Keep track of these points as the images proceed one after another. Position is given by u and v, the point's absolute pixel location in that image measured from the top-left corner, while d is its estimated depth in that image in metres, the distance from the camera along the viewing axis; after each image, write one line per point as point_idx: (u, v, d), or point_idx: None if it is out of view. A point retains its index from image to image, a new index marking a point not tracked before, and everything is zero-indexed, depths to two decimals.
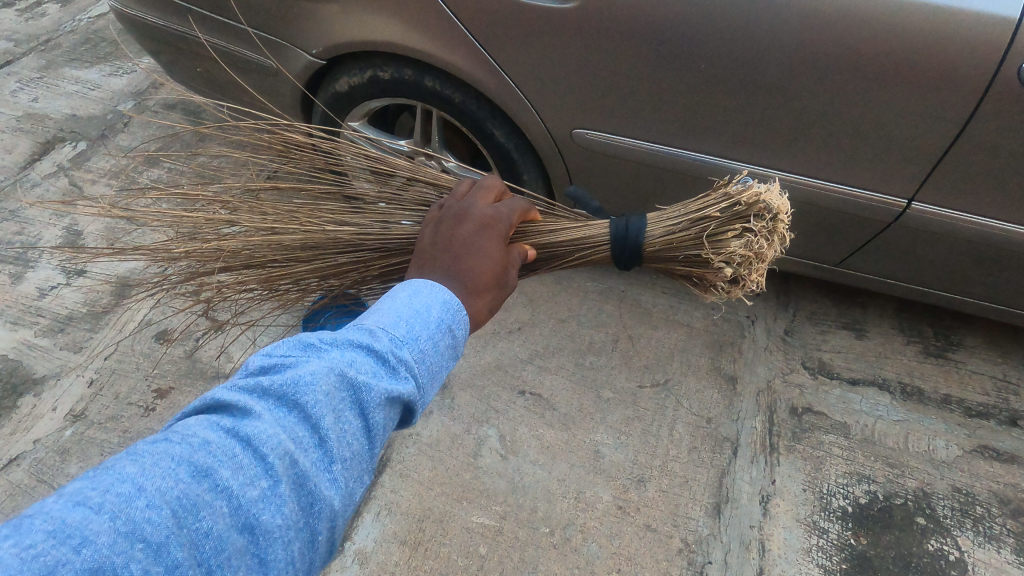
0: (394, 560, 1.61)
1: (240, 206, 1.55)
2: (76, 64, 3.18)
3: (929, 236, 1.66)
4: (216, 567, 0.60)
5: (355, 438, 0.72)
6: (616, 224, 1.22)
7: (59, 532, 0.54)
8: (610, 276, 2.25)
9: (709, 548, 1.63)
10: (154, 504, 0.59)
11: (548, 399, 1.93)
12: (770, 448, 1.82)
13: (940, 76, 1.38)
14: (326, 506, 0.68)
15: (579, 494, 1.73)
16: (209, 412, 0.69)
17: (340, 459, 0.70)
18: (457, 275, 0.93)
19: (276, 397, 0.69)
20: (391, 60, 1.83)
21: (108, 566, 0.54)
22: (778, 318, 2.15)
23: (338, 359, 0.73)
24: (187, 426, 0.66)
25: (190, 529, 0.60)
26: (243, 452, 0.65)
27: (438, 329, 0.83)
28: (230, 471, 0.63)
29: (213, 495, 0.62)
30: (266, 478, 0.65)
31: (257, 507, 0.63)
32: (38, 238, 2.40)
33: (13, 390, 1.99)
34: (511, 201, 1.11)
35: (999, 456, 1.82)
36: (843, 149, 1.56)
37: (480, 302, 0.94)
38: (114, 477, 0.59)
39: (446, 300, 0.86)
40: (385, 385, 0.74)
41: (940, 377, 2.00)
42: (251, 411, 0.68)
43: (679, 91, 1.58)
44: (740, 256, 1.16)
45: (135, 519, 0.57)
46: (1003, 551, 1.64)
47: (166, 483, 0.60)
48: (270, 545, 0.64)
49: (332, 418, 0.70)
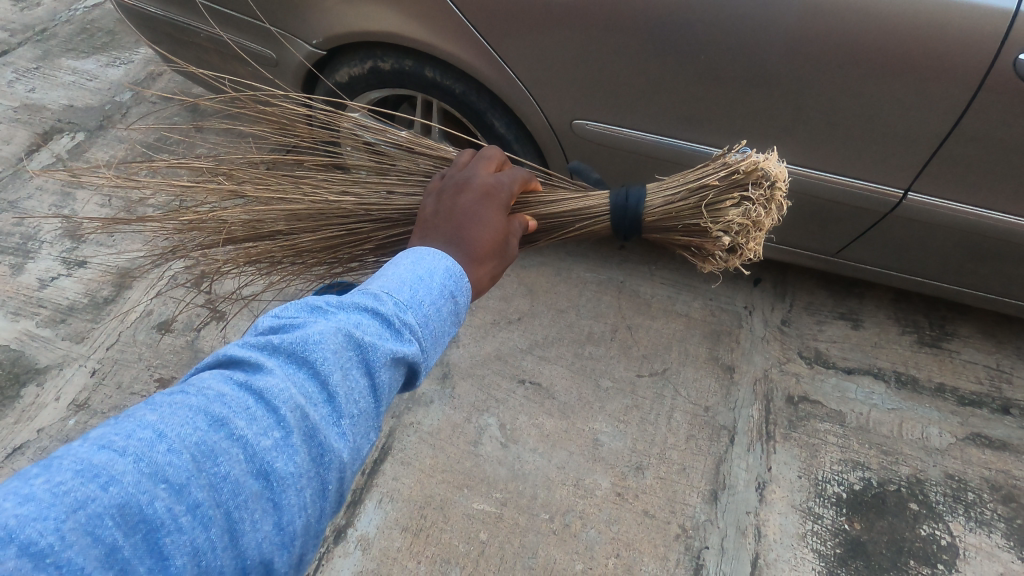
0: (396, 545, 1.63)
1: (244, 179, 1.57)
2: (73, 54, 3.17)
3: (925, 225, 1.68)
4: (233, 509, 0.62)
5: (363, 396, 0.73)
6: (617, 195, 1.26)
7: (87, 471, 0.57)
8: (609, 266, 2.27)
9: (706, 533, 1.66)
10: (175, 448, 0.61)
11: (547, 389, 1.95)
12: (766, 436, 1.85)
13: (938, 69, 1.39)
14: (336, 458, 0.69)
15: (578, 481, 1.75)
16: (222, 367, 0.71)
17: (348, 414, 0.71)
18: (459, 244, 0.94)
19: (286, 354, 0.71)
20: (392, 50, 1.83)
21: (134, 502, 0.57)
22: (775, 308, 2.17)
23: (344, 321, 0.75)
24: (202, 380, 0.68)
25: (209, 473, 0.62)
26: (255, 404, 0.67)
27: (441, 295, 0.85)
28: (244, 421, 0.65)
29: (229, 442, 0.64)
30: (278, 429, 0.66)
31: (270, 455, 0.65)
32: (38, 229, 2.40)
33: (16, 380, 2.00)
34: (512, 173, 1.13)
35: (991, 443, 1.85)
36: (841, 140, 1.57)
37: (482, 270, 0.95)
38: (135, 424, 0.62)
39: (449, 266, 0.88)
40: (389, 345, 0.76)
41: (935, 366, 2.02)
42: (263, 367, 0.70)
43: (679, 82, 1.59)
44: (738, 224, 1.18)
45: (158, 461, 0.60)
46: (994, 536, 1.67)
47: (184, 429, 0.63)
48: (284, 491, 0.65)
49: (340, 375, 0.71)
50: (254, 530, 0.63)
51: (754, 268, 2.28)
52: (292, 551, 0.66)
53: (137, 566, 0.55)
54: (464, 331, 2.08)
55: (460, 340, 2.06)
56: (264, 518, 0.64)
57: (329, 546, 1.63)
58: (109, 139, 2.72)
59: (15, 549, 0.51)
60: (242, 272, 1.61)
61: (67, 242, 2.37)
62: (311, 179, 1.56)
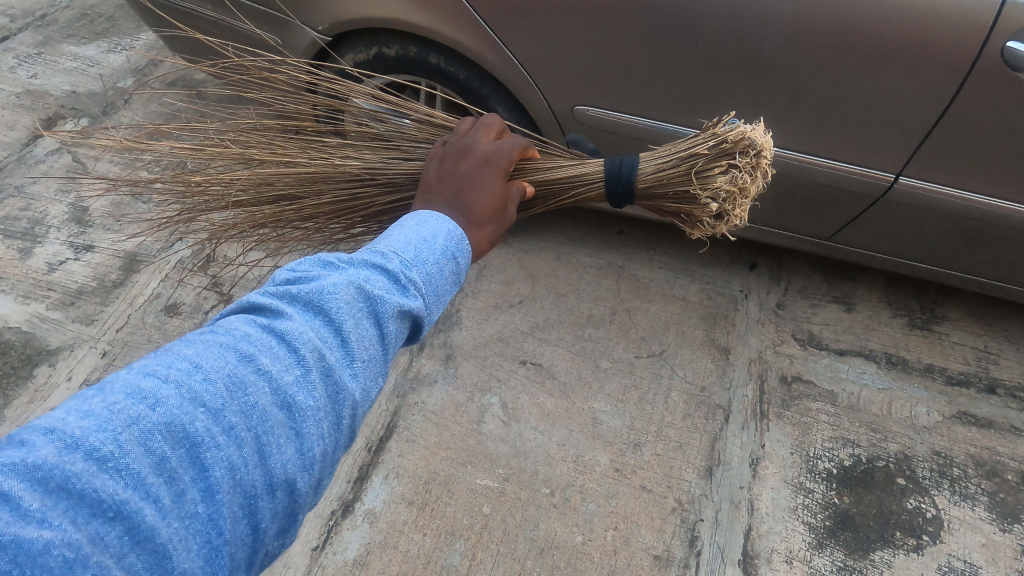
0: (402, 519, 1.69)
1: (253, 143, 1.61)
2: (74, 40, 3.18)
3: (916, 210, 1.73)
4: (262, 434, 0.68)
5: (372, 343, 0.78)
6: (610, 162, 1.30)
7: (136, 394, 0.63)
8: (608, 251, 2.32)
9: (701, 506, 1.72)
10: (210, 377, 0.67)
11: (548, 369, 2.00)
12: (759, 415, 1.91)
13: (929, 56, 1.43)
14: (349, 396, 0.75)
15: (578, 457, 1.81)
16: (247, 312, 0.77)
17: (360, 358, 0.77)
18: (460, 208, 0.99)
19: (303, 302, 0.76)
20: (397, 37, 1.86)
21: (178, 421, 0.63)
22: (770, 292, 2.22)
23: (355, 274, 0.80)
24: (230, 322, 0.74)
25: (240, 400, 0.67)
26: (278, 345, 0.72)
27: (443, 255, 0.90)
28: (269, 359, 0.70)
29: (256, 376, 0.69)
30: (299, 367, 0.72)
31: (292, 389, 0.70)
32: (45, 214, 2.44)
33: (28, 361, 2.04)
34: (511, 140, 1.15)
35: (977, 421, 1.91)
36: (834, 125, 1.61)
37: (482, 233, 1.00)
38: (174, 356, 0.68)
39: (450, 229, 0.93)
40: (397, 299, 0.81)
41: (924, 347, 2.08)
42: (283, 313, 0.75)
43: (678, 69, 1.63)
44: (725, 191, 1.23)
45: (196, 389, 0.65)
46: (978, 509, 1.74)
47: (217, 362, 0.68)
48: (305, 421, 0.71)
49: (352, 323, 0.77)
50: (280, 453, 0.68)
51: (750, 253, 2.33)
52: (312, 474, 0.72)
53: (182, 477, 0.62)
54: (466, 314, 2.13)
55: (463, 323, 2.11)
56: (288, 443, 0.69)
57: (338, 519, 1.69)
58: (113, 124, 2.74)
59: (83, 453, 0.58)
60: (246, 238, 1.66)
61: (74, 227, 2.40)
62: (317, 145, 1.60)
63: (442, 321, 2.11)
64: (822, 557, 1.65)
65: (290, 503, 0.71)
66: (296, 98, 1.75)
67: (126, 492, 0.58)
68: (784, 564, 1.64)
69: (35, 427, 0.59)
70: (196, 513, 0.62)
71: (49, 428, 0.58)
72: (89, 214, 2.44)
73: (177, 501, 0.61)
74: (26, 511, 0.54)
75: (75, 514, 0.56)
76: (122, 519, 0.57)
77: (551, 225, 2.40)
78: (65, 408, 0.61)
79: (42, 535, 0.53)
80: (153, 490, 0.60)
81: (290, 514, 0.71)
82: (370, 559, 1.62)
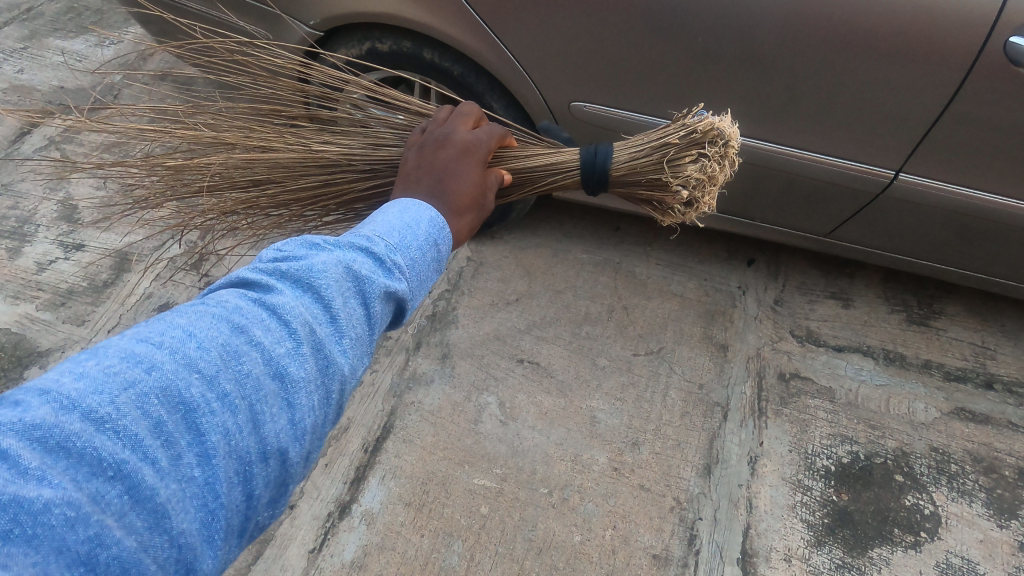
0: (400, 520, 1.68)
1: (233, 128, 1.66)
2: (61, 34, 3.12)
3: (914, 206, 1.72)
4: (255, 405, 0.67)
5: (359, 322, 0.78)
6: (586, 151, 1.27)
7: (131, 358, 0.63)
8: (605, 247, 2.30)
9: (700, 505, 1.72)
10: (204, 345, 0.66)
11: (546, 367, 1.99)
12: (758, 412, 1.90)
13: (931, 51, 1.42)
14: (338, 371, 0.75)
15: (576, 456, 1.80)
16: (237, 287, 0.76)
17: (349, 335, 0.76)
18: (440, 197, 0.98)
19: (293, 278, 0.76)
20: (390, 31, 1.82)
21: (174, 386, 0.63)
22: (768, 288, 2.21)
23: (343, 254, 0.80)
24: (220, 294, 0.73)
25: (233, 369, 0.67)
26: (269, 318, 0.72)
27: (427, 241, 0.90)
28: (261, 331, 0.70)
29: (248, 347, 0.69)
30: (289, 340, 0.71)
31: (284, 361, 0.70)
32: (34, 212, 2.40)
33: (18, 362, 2.01)
34: (489, 128, 1.12)
35: (975, 417, 1.91)
36: (832, 120, 1.60)
37: (462, 221, 0.99)
38: (166, 324, 0.67)
39: (433, 216, 0.93)
40: (383, 280, 0.81)
41: (922, 343, 2.08)
42: (273, 287, 0.74)
43: (678, 65, 1.60)
44: (695, 179, 1.22)
45: (190, 355, 0.65)
46: (976, 504, 1.74)
47: (211, 332, 0.68)
48: (297, 393, 0.71)
49: (341, 300, 0.76)
50: (272, 422, 0.68)
51: (748, 249, 2.32)
52: (303, 444, 0.72)
53: (179, 440, 0.62)
54: (463, 312, 2.11)
55: (459, 321, 2.09)
56: (280, 413, 0.69)
57: (335, 521, 1.68)
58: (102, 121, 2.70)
59: (80, 414, 0.58)
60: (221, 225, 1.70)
61: (64, 226, 2.36)
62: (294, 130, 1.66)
63: (439, 319, 2.09)
64: (821, 555, 1.65)
65: (282, 474, 0.71)
66: (273, 83, 1.76)
67: (125, 452, 0.58)
68: (783, 562, 1.64)
69: (30, 388, 0.58)
70: (193, 477, 0.61)
71: (45, 389, 0.58)
72: (79, 212, 2.40)
73: (174, 464, 0.61)
74: (26, 469, 0.53)
75: (75, 472, 0.55)
76: (123, 478, 0.57)
77: (547, 222, 2.38)
78: (60, 369, 0.61)
79: (42, 494, 0.53)
80: (150, 452, 0.59)
81: (281, 484, 0.71)
82: (367, 561, 1.61)
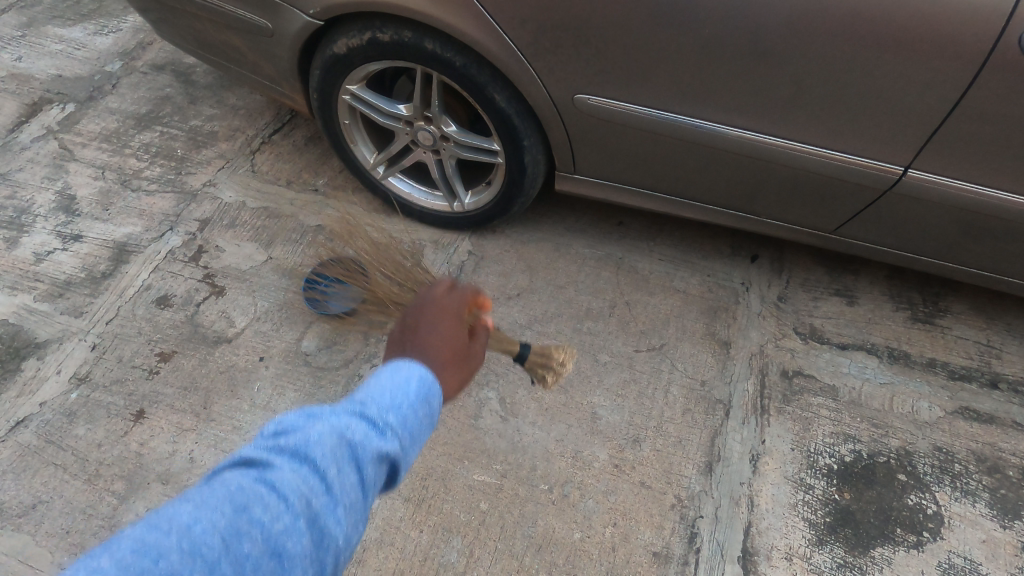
0: (399, 515, 1.67)
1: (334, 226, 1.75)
2: (59, 22, 3.08)
3: (923, 203, 1.69)
4: None
5: (356, 490, 0.71)
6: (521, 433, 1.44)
7: (139, 552, 0.58)
8: (607, 242, 2.28)
9: (701, 503, 1.71)
10: (207, 530, 0.62)
11: (546, 363, 1.97)
12: (760, 410, 1.89)
13: (944, 45, 1.38)
14: (335, 543, 0.68)
15: (577, 453, 1.79)
16: (233, 466, 0.71)
17: (347, 503, 0.70)
18: (422, 356, 0.92)
19: (290, 451, 0.70)
20: (391, 20, 1.77)
21: None
22: (772, 285, 2.19)
23: (338, 420, 0.75)
24: (217, 477, 0.68)
25: (236, 553, 0.62)
26: (268, 496, 0.66)
27: (418, 400, 0.82)
28: (259, 510, 0.65)
29: (250, 527, 0.64)
30: (289, 513, 0.66)
31: (283, 536, 0.65)
32: (32, 202, 2.38)
33: (16, 354, 2.00)
34: None
35: (980, 416, 1.90)
36: (841, 115, 1.57)
37: (449, 370, 0.93)
38: (167, 511, 0.63)
39: (422, 371, 0.85)
40: (377, 443, 0.75)
41: (927, 342, 2.06)
42: (271, 464, 0.69)
43: (684, 58, 1.57)
44: None
45: (194, 542, 0.60)
46: (978, 505, 1.73)
47: (210, 518, 0.63)
48: (295, 569, 0.65)
49: (337, 472, 0.70)
50: None
51: (752, 245, 2.30)
52: None
53: None
54: None
55: None
56: None
57: None
58: (100, 110, 2.67)
59: None
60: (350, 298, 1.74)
61: (61, 216, 2.34)
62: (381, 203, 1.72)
63: None
64: (822, 554, 1.64)
65: None
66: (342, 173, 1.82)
67: None
68: (783, 561, 1.63)
69: None
70: None
71: None
72: (77, 203, 2.37)
73: None
74: None
75: None
76: None
77: (549, 217, 2.36)
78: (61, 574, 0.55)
79: None
80: None
81: None
82: (366, 556, 1.61)
